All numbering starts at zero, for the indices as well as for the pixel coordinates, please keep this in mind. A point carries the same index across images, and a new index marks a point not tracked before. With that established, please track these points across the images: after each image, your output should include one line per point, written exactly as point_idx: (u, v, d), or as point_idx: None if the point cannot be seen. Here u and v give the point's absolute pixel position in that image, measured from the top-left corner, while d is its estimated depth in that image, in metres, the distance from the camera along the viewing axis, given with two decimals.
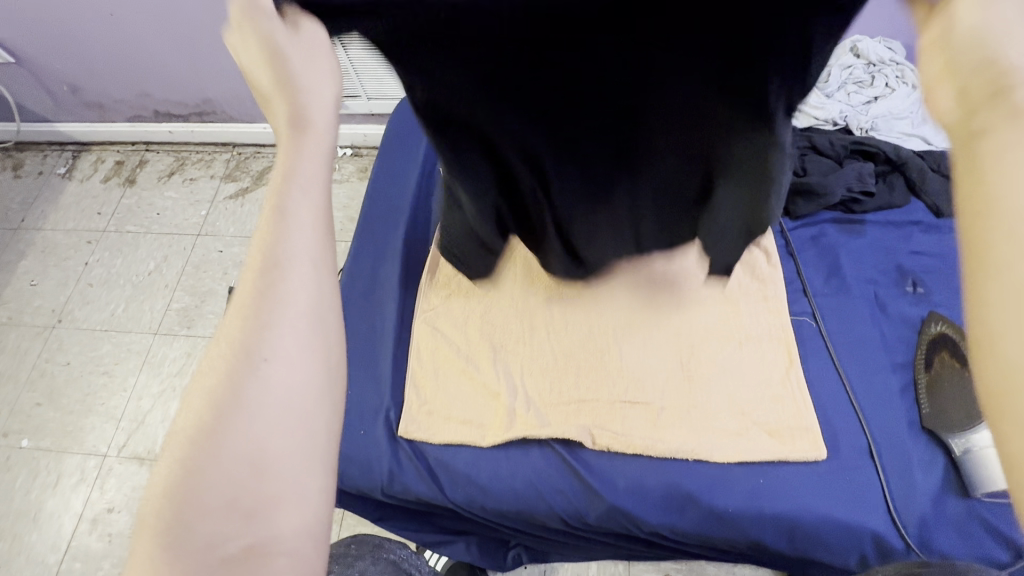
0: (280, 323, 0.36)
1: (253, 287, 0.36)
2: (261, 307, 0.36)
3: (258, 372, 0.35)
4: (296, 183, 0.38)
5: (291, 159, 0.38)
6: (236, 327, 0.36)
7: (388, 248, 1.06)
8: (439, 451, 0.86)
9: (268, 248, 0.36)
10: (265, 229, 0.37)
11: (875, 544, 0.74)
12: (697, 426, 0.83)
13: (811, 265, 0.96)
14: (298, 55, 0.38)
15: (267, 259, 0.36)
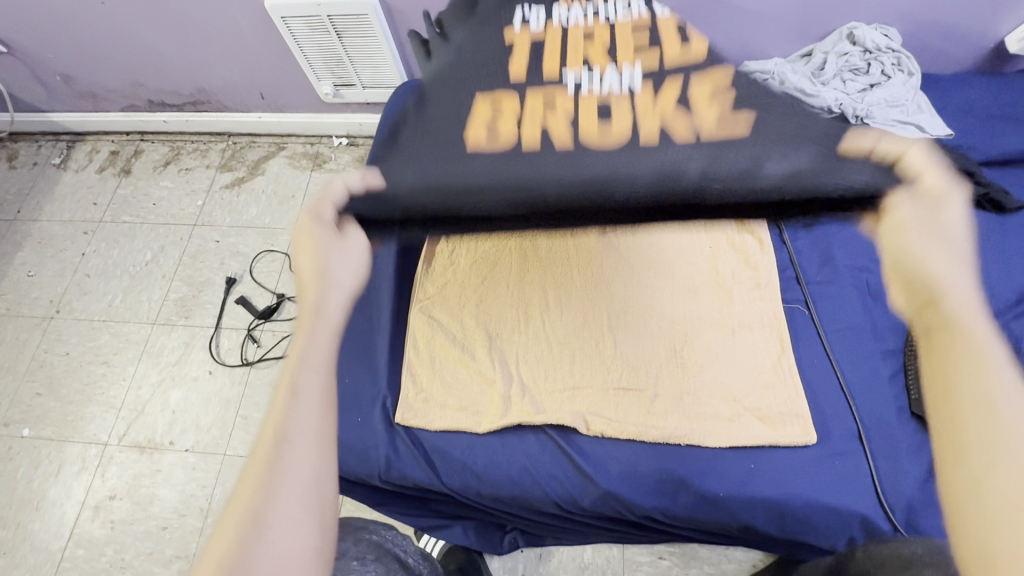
0: (287, 470, 0.49)
1: (274, 435, 0.51)
2: (275, 449, 0.50)
3: (267, 521, 0.46)
4: (307, 362, 0.56)
5: (306, 337, 0.56)
6: (253, 475, 0.49)
7: None
8: (435, 438, 0.87)
9: (285, 416, 0.52)
10: (289, 389, 0.53)
11: (862, 526, 0.76)
12: (690, 412, 0.84)
13: (804, 253, 0.96)
14: (324, 258, 0.60)
15: (281, 425, 0.52)
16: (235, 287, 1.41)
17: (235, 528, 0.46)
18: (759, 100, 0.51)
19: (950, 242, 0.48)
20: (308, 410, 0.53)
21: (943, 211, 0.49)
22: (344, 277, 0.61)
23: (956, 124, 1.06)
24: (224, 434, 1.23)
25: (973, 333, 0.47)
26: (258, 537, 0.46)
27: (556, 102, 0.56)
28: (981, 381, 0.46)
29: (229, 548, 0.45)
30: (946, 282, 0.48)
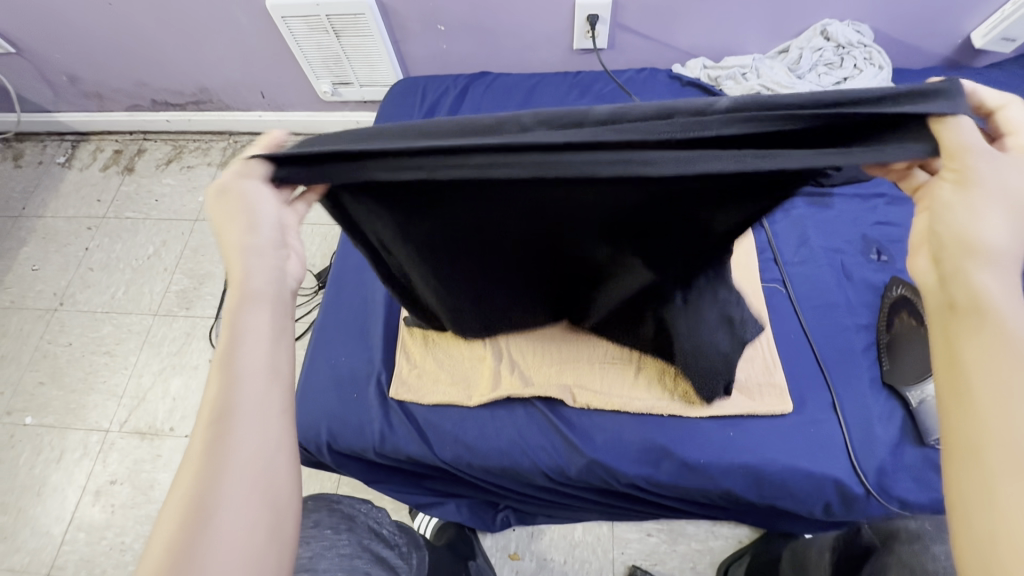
0: (227, 462, 0.45)
1: (220, 405, 0.46)
2: (215, 444, 0.45)
3: (210, 508, 0.43)
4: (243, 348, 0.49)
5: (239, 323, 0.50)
6: (191, 466, 0.44)
7: None
8: (428, 413, 0.90)
9: (228, 389, 0.47)
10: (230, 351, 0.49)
11: (836, 489, 0.79)
12: (672, 384, 0.87)
13: (782, 237, 1.01)
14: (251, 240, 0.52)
15: (217, 407, 0.46)
16: None
17: (176, 525, 0.42)
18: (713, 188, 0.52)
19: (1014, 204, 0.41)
20: (256, 404, 0.48)
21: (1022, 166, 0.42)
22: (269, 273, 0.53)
23: None
24: None
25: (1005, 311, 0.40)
26: (213, 515, 0.42)
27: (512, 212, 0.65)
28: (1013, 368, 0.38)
29: (187, 515, 0.42)
30: (982, 243, 0.42)
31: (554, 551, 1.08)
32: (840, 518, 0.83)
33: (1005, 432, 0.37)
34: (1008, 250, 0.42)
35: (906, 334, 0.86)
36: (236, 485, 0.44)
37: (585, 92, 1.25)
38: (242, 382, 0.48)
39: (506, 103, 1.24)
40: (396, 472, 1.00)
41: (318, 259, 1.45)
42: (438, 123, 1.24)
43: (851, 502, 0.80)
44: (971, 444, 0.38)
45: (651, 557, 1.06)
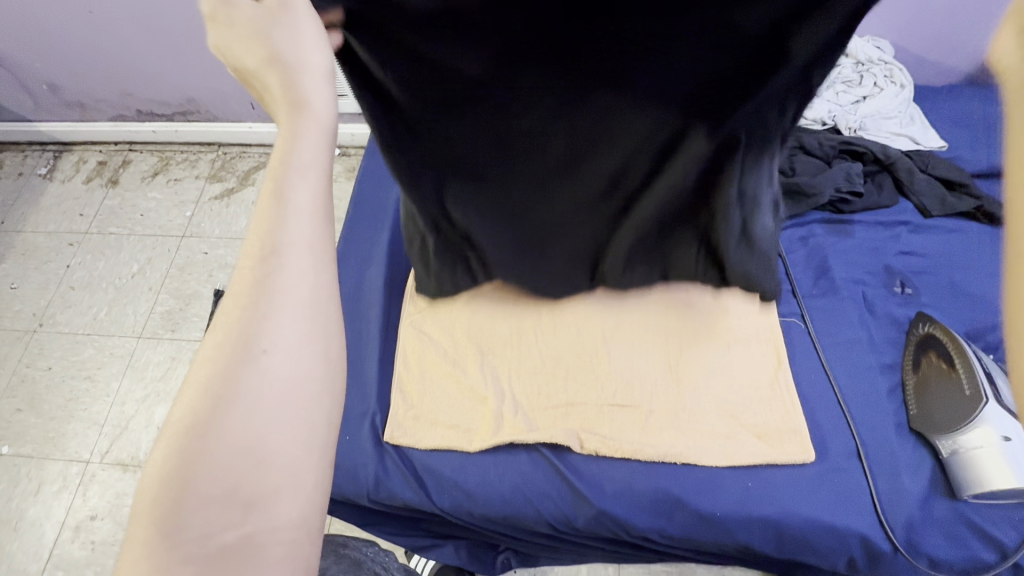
0: (265, 335, 0.34)
1: (267, 242, 0.35)
2: (254, 312, 0.34)
3: (236, 394, 0.33)
4: (297, 167, 0.36)
5: (293, 138, 0.36)
6: (227, 325, 0.34)
7: (373, 251, 1.05)
8: (425, 457, 0.85)
9: (279, 225, 0.35)
10: (282, 167, 0.36)
11: (862, 546, 0.74)
12: (685, 430, 0.81)
13: (800, 267, 0.96)
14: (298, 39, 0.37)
15: (260, 256, 0.34)
16: (223, 301, 1.38)
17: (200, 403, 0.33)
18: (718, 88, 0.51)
19: None
20: (305, 267, 0.36)
21: None
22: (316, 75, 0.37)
23: (949, 137, 1.06)
24: None
25: None
26: (243, 402, 0.33)
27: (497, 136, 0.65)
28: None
29: (218, 391, 0.33)
30: None
31: None
32: (864, 573, 0.78)
33: None
34: None
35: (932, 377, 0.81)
36: (273, 372, 0.34)
37: None
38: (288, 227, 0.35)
39: None
40: (391, 515, 0.94)
41: None
42: None
43: (877, 558, 0.75)
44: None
45: None
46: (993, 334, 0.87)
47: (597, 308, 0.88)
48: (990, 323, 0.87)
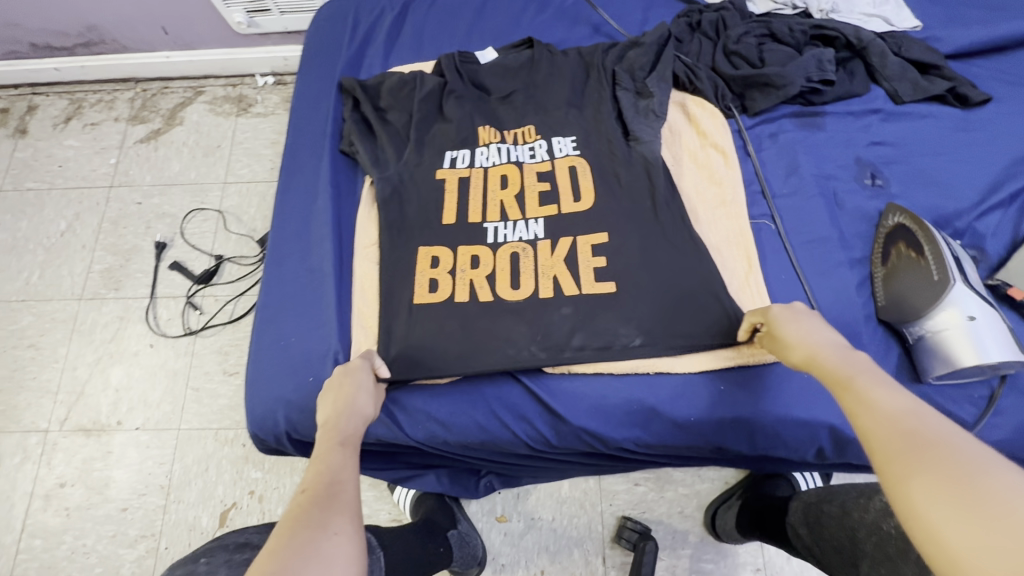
0: (340, 499, 0.53)
1: (325, 471, 0.57)
2: (324, 484, 0.55)
3: (324, 529, 0.49)
4: (347, 439, 0.63)
5: (343, 425, 0.65)
6: (307, 499, 0.52)
7: (316, 183, 0.95)
8: (394, 393, 0.81)
9: (337, 462, 0.59)
10: (343, 439, 0.63)
11: (829, 435, 0.77)
12: (660, 342, 0.78)
13: (771, 165, 0.91)
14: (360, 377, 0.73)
15: (328, 466, 0.58)
16: (167, 253, 1.29)
17: (299, 535, 0.48)
18: (623, 258, 0.84)
19: (806, 326, 0.63)
20: (350, 461, 0.59)
21: (779, 326, 0.66)
22: (369, 385, 0.73)
23: (924, 16, 1.00)
24: (176, 409, 1.16)
25: (837, 370, 0.55)
26: (326, 540, 0.48)
27: (480, 255, 0.87)
28: (870, 403, 0.49)
29: (302, 543, 0.47)
30: (803, 351, 0.61)
31: (541, 510, 1.06)
32: (831, 461, 0.81)
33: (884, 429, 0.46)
34: (821, 343, 0.60)
35: (902, 266, 0.79)
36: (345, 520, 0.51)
37: (544, 7, 1.06)
38: (348, 448, 0.61)
39: (454, 23, 1.06)
40: (368, 453, 0.93)
41: (259, 222, 1.30)
42: (375, 53, 1.04)
43: (843, 445, 0.77)
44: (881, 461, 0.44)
45: (639, 506, 1.05)
46: (961, 220, 0.85)
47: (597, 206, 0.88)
48: (958, 210, 0.85)
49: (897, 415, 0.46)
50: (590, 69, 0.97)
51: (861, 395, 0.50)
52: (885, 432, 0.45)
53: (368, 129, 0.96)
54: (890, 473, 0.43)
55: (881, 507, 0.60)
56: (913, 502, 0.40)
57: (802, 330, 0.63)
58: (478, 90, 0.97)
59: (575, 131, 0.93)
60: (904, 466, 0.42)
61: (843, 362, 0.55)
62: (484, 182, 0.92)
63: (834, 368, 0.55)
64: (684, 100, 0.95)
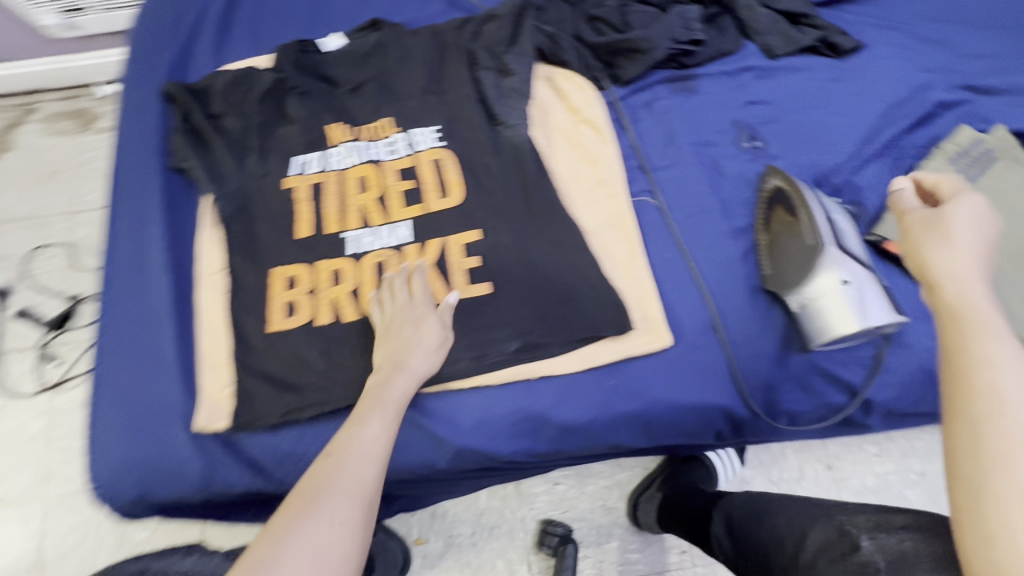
0: (342, 483, 0.56)
1: (340, 445, 0.59)
2: (332, 459, 0.58)
3: (310, 515, 0.52)
4: (381, 406, 0.63)
5: (385, 387, 0.65)
6: (310, 481, 0.56)
7: (144, 207, 0.82)
8: (255, 440, 0.72)
9: (350, 438, 0.60)
10: (363, 412, 0.63)
11: (724, 418, 0.73)
12: (540, 345, 0.73)
13: (648, 136, 0.85)
14: (421, 338, 0.69)
15: (345, 439, 0.60)
16: (10, 299, 1.12)
17: (292, 521, 0.52)
18: (496, 256, 0.76)
19: (944, 237, 0.54)
20: (378, 435, 0.61)
21: (944, 215, 0.56)
22: (427, 342, 0.69)
23: None
24: (40, 476, 1.02)
25: (954, 284, 0.50)
26: (310, 527, 0.52)
27: (342, 270, 0.77)
28: (1002, 363, 0.43)
29: (289, 529, 0.51)
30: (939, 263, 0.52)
31: (460, 525, 1.00)
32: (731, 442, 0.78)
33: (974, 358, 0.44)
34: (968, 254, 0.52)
35: (780, 232, 0.76)
36: (342, 506, 0.54)
37: None
38: (379, 417, 0.63)
39: (294, 8, 0.94)
40: None
41: None
42: (205, 50, 0.91)
43: (739, 426, 0.74)
44: (960, 392, 0.43)
45: (561, 505, 1.01)
46: (838, 175, 0.82)
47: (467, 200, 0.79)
48: (836, 164, 0.82)
49: (975, 355, 0.44)
50: (447, 49, 0.87)
51: (958, 313, 0.48)
52: (1005, 408, 0.41)
53: (200, 141, 0.83)
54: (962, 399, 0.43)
55: (822, 545, 0.54)
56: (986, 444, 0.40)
57: (959, 235, 0.54)
58: (323, 83, 0.87)
59: (436, 119, 0.84)
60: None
61: (951, 265, 0.52)
62: (339, 187, 0.82)
63: (949, 275, 0.51)
64: (550, 75, 0.87)
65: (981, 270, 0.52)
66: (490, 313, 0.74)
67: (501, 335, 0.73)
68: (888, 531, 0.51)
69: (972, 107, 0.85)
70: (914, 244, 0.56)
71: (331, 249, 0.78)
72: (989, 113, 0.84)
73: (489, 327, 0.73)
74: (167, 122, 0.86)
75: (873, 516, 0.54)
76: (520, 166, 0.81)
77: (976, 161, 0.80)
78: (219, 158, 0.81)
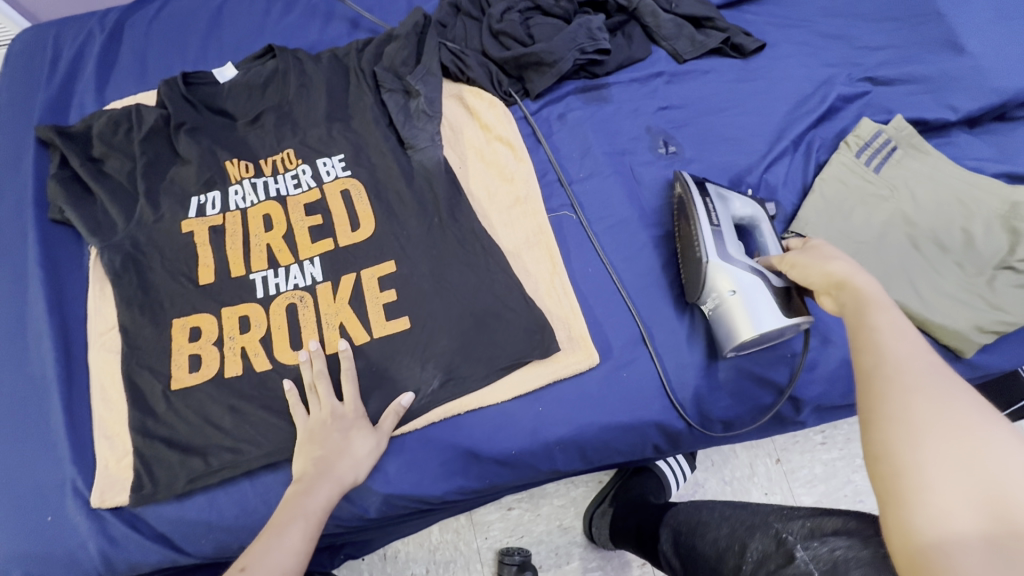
0: None
1: (255, 556, 0.57)
2: (249, 570, 0.55)
3: None
4: (305, 513, 0.61)
5: (313, 493, 0.62)
6: None
7: (24, 265, 0.75)
8: (163, 511, 0.66)
9: (267, 548, 0.57)
10: (283, 522, 0.60)
11: (659, 432, 0.72)
12: (466, 379, 0.70)
13: (564, 149, 0.84)
14: (358, 442, 0.66)
15: (262, 549, 0.57)
16: None
17: None
18: (414, 289, 0.73)
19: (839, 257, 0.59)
20: (297, 546, 0.59)
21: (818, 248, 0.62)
22: (358, 452, 0.66)
23: None
24: None
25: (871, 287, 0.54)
26: None
27: (250, 315, 0.72)
28: (889, 337, 0.48)
29: None
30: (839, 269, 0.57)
31: (413, 565, 0.95)
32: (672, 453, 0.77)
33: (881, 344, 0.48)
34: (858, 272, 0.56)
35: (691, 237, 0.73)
36: None
37: (291, 4, 0.91)
38: (302, 524, 0.60)
39: (183, 38, 0.88)
40: None
41: None
42: (86, 88, 0.84)
43: (676, 438, 0.73)
44: (868, 364, 0.47)
45: (516, 531, 0.97)
46: (753, 175, 0.82)
47: (382, 231, 0.76)
48: (749, 164, 0.83)
49: (887, 342, 0.48)
50: (349, 73, 0.84)
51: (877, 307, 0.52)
52: (891, 360, 0.46)
53: (84, 189, 0.77)
54: (874, 372, 0.46)
55: (758, 557, 0.51)
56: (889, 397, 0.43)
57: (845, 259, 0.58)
58: (219, 117, 0.81)
59: (341, 148, 0.80)
60: (915, 390, 0.42)
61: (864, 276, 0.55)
62: (243, 226, 0.76)
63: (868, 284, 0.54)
64: (460, 93, 0.85)
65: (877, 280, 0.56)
66: (412, 350, 0.71)
67: (424, 375, 0.70)
68: (822, 539, 0.48)
69: (873, 98, 0.87)
70: (803, 270, 0.61)
71: (238, 295, 0.73)
72: (890, 103, 0.86)
73: (412, 364, 0.71)
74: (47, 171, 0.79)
75: (809, 520, 0.50)
76: (434, 190, 0.78)
77: (879, 152, 0.82)
78: (107, 205, 0.75)
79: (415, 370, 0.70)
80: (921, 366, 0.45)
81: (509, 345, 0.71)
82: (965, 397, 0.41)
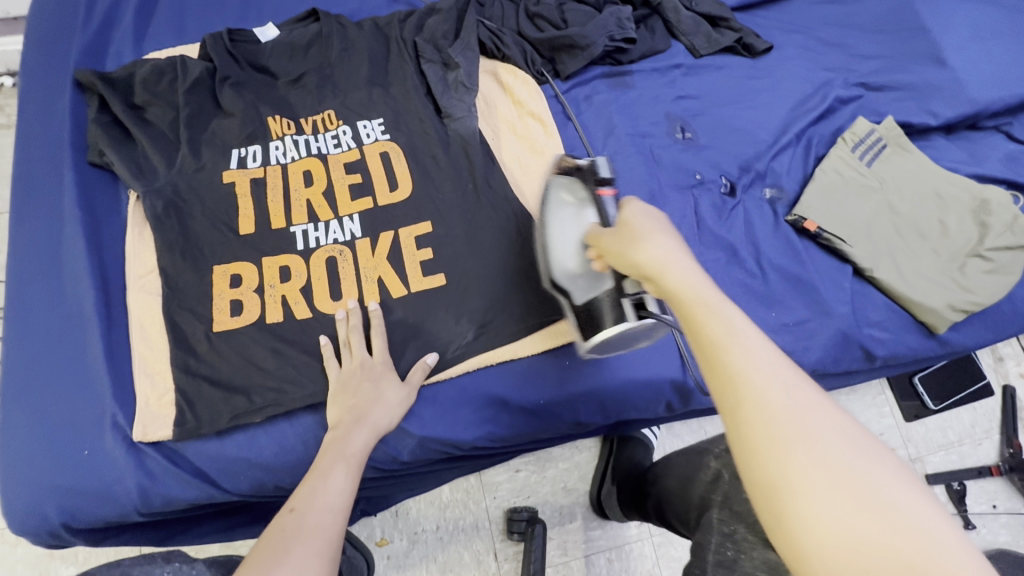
0: (312, 530, 0.57)
1: (303, 496, 0.60)
2: (299, 510, 0.59)
3: (277, 558, 0.53)
4: (346, 456, 0.64)
5: (350, 438, 0.66)
6: (276, 528, 0.57)
7: (60, 206, 0.76)
8: (202, 447, 0.68)
9: (313, 488, 0.61)
10: (324, 466, 0.63)
11: (673, 389, 0.78)
12: (499, 334, 0.75)
13: (590, 128, 0.90)
14: (391, 393, 0.69)
15: (308, 490, 0.61)
16: None
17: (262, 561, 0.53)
18: (450, 249, 0.77)
19: (670, 245, 0.49)
20: (344, 485, 0.62)
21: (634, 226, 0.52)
22: (391, 399, 0.69)
23: None
24: None
25: (687, 286, 0.46)
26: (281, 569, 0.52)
27: (290, 266, 0.74)
28: (745, 356, 0.41)
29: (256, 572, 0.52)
30: (652, 260, 0.48)
31: (423, 521, 0.99)
32: (680, 412, 0.84)
33: (741, 365, 0.41)
34: (684, 264, 0.48)
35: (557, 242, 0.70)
36: (308, 549, 0.55)
37: None
38: (345, 466, 0.64)
39: None
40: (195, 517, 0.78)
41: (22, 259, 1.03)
42: (124, 37, 0.85)
43: (687, 396, 0.79)
44: (731, 393, 0.41)
45: (523, 491, 1.02)
46: (760, 162, 0.90)
47: (419, 193, 0.80)
48: (757, 152, 0.90)
49: (746, 364, 0.41)
50: (389, 42, 0.87)
51: (721, 320, 0.43)
52: (752, 387, 0.40)
53: (124, 134, 0.78)
54: (744, 408, 0.40)
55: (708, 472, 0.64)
56: (777, 457, 0.38)
57: (657, 245, 0.49)
58: (261, 74, 0.84)
59: (381, 112, 0.83)
60: (796, 442, 0.38)
61: (694, 274, 0.47)
62: (283, 181, 0.78)
63: (690, 287, 0.46)
64: (495, 69, 0.90)
65: (689, 260, 0.49)
66: (448, 306, 0.75)
67: (460, 328, 0.74)
68: None
69: (866, 101, 0.97)
70: (619, 257, 0.52)
71: (278, 246, 0.75)
72: (880, 107, 0.96)
73: (447, 318, 0.74)
74: (83, 115, 0.79)
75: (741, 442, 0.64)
76: (469, 158, 0.82)
77: (871, 148, 0.91)
78: (148, 150, 0.76)
79: (450, 324, 0.74)
80: (783, 398, 0.39)
81: (539, 303, 0.76)
82: (846, 441, 0.38)
